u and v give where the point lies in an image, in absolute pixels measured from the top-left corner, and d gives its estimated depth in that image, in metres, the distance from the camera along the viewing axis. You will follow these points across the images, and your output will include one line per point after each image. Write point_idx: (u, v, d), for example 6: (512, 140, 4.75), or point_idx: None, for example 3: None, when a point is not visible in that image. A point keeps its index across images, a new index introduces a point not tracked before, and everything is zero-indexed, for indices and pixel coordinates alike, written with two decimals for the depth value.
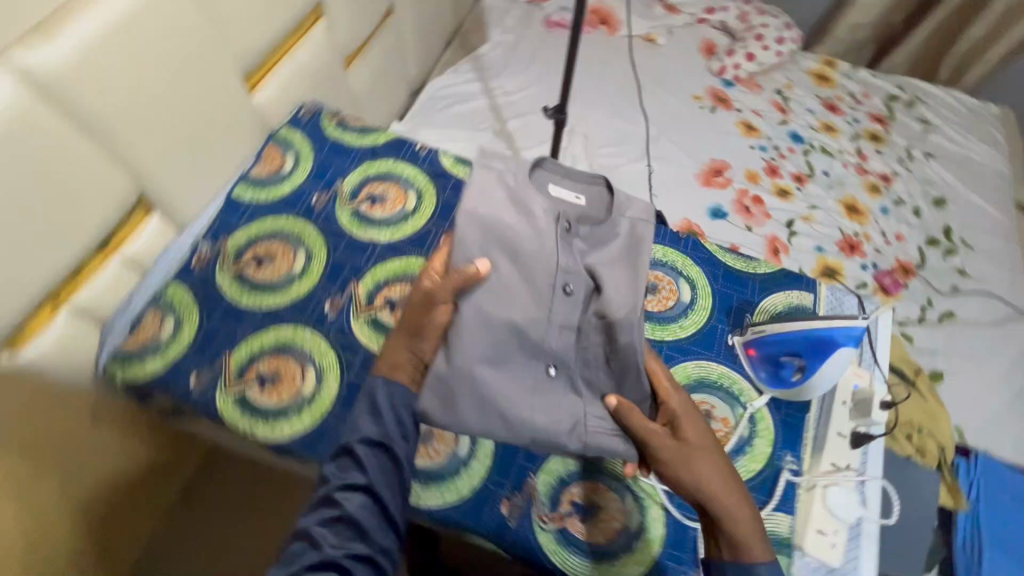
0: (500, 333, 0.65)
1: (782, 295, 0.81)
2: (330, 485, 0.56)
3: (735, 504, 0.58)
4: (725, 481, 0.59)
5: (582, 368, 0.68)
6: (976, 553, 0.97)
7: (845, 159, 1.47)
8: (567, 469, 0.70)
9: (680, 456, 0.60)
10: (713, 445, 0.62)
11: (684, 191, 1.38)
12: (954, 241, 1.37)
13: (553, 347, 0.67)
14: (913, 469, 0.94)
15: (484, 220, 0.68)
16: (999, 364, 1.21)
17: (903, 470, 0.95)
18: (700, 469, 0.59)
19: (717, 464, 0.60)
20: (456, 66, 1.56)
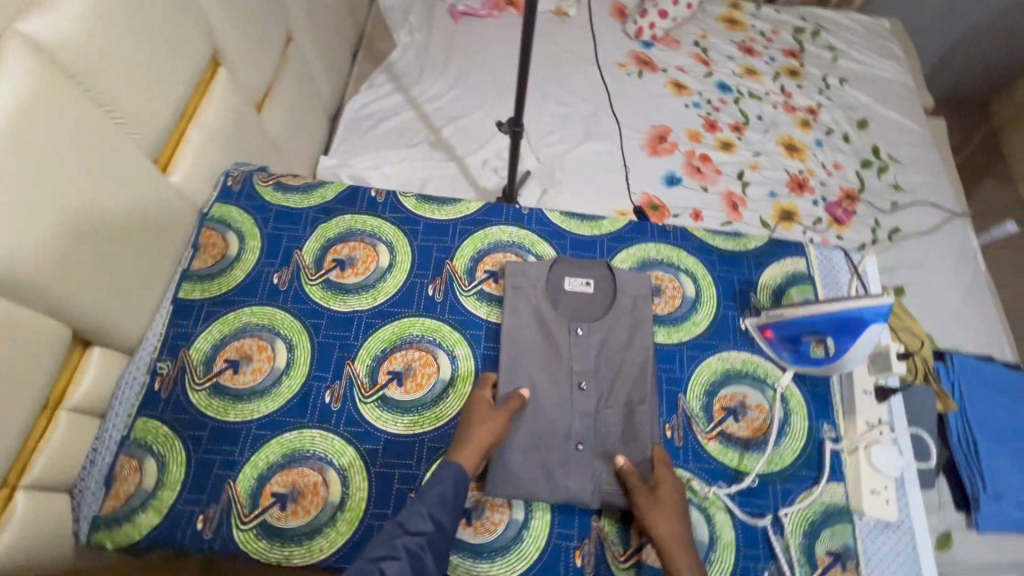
0: (536, 430, 0.69)
1: (778, 266, 0.83)
2: (400, 536, 0.57)
3: (684, 549, 0.61)
4: (682, 533, 0.62)
5: (597, 442, 0.69)
6: (973, 447, 1.05)
7: (772, 100, 1.51)
8: None
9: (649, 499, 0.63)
10: (682, 503, 0.64)
11: (635, 165, 1.37)
12: (884, 158, 1.46)
13: (576, 429, 0.69)
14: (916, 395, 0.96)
15: (511, 330, 0.75)
16: (946, 265, 1.31)
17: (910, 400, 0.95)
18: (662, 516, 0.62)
19: (679, 515, 0.63)
20: (370, 79, 1.44)
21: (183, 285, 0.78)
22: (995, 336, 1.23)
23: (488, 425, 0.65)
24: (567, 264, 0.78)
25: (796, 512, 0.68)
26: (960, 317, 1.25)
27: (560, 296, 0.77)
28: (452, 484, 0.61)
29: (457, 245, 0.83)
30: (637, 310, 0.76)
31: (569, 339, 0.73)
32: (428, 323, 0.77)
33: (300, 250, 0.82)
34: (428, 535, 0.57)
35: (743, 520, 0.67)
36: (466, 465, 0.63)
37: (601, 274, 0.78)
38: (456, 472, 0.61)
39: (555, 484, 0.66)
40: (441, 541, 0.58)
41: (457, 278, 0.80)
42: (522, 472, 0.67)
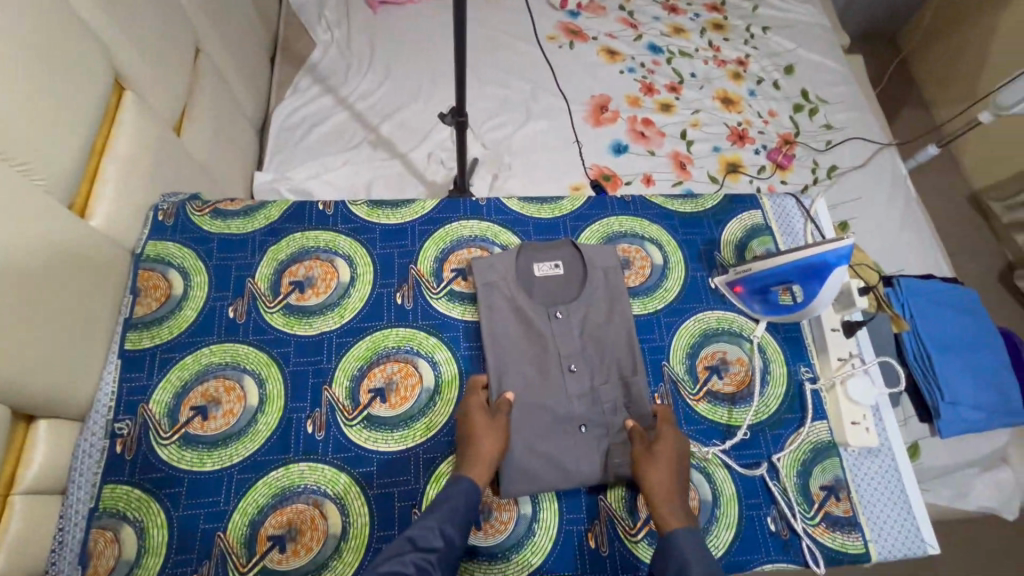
0: (537, 422, 0.68)
1: (736, 222, 0.85)
2: (411, 552, 0.54)
3: (675, 499, 0.60)
4: (676, 486, 0.61)
5: (601, 420, 0.69)
6: (928, 362, 1.11)
7: (703, 56, 1.53)
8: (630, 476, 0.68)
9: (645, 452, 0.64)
10: (680, 457, 0.64)
11: (582, 137, 1.36)
12: (813, 100, 1.51)
13: (577, 412, 0.69)
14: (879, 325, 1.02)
15: (490, 326, 0.73)
16: (882, 195, 1.38)
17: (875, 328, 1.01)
18: (654, 467, 0.62)
19: (676, 469, 0.62)
20: (294, 83, 1.36)
21: (129, 336, 0.71)
22: (933, 254, 1.31)
23: (491, 434, 0.64)
24: (532, 250, 0.77)
25: (787, 455, 0.71)
26: (901, 242, 1.32)
27: (533, 284, 0.76)
28: (464, 501, 0.59)
29: (419, 248, 0.80)
30: (609, 283, 0.76)
31: (551, 325, 0.73)
32: (403, 333, 0.74)
33: (252, 277, 0.77)
34: (439, 552, 0.55)
35: (740, 473, 0.69)
36: (477, 480, 0.61)
37: (568, 254, 0.77)
38: (467, 489, 0.60)
39: (568, 471, 0.66)
40: (451, 559, 0.56)
41: (425, 282, 0.77)
42: (534, 464, 0.66)
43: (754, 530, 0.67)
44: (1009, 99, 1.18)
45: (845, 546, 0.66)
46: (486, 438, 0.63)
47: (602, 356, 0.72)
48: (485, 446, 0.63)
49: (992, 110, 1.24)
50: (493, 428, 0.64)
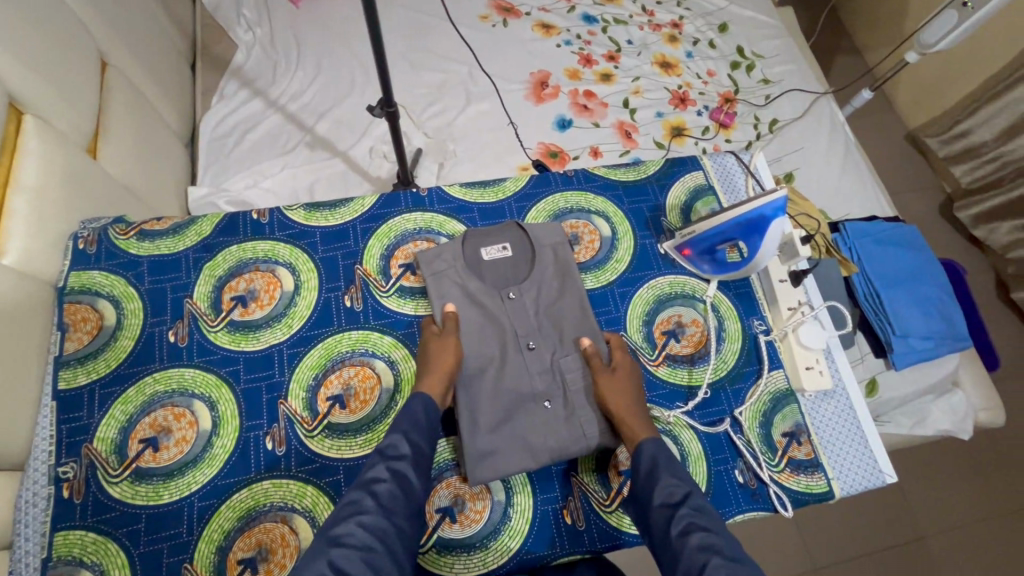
0: (502, 404, 0.67)
1: (680, 185, 0.85)
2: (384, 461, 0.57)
3: (638, 415, 0.63)
4: (635, 402, 0.65)
5: (564, 394, 0.68)
6: (878, 299, 1.15)
7: (637, 22, 1.53)
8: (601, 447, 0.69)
9: (602, 375, 0.66)
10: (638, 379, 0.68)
11: (525, 116, 1.34)
12: (749, 56, 1.53)
13: (539, 389, 0.68)
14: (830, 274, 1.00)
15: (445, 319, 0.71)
16: (822, 143, 1.41)
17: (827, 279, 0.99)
18: (614, 387, 0.65)
19: (633, 388, 0.66)
20: (219, 89, 1.29)
21: (63, 375, 0.67)
22: (875, 195, 1.36)
23: (444, 354, 0.66)
24: (477, 236, 0.75)
25: (748, 409, 0.72)
26: (844, 187, 1.36)
27: (481, 269, 0.74)
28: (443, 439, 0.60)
29: (363, 247, 0.77)
30: (558, 258, 0.76)
31: (503, 306, 0.72)
32: (356, 335, 0.72)
33: (190, 296, 0.73)
34: (409, 458, 0.58)
35: (705, 431, 0.71)
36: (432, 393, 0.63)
37: (514, 235, 0.76)
38: (424, 402, 0.62)
39: (539, 451, 0.65)
40: (423, 463, 0.59)
41: (373, 281, 0.75)
42: (503, 447, 0.65)
43: (724, 486, 0.68)
44: (932, 37, 1.21)
45: (810, 488, 0.69)
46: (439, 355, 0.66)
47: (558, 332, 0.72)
48: (438, 362, 0.65)
49: (917, 49, 1.28)
50: (448, 349, 0.66)
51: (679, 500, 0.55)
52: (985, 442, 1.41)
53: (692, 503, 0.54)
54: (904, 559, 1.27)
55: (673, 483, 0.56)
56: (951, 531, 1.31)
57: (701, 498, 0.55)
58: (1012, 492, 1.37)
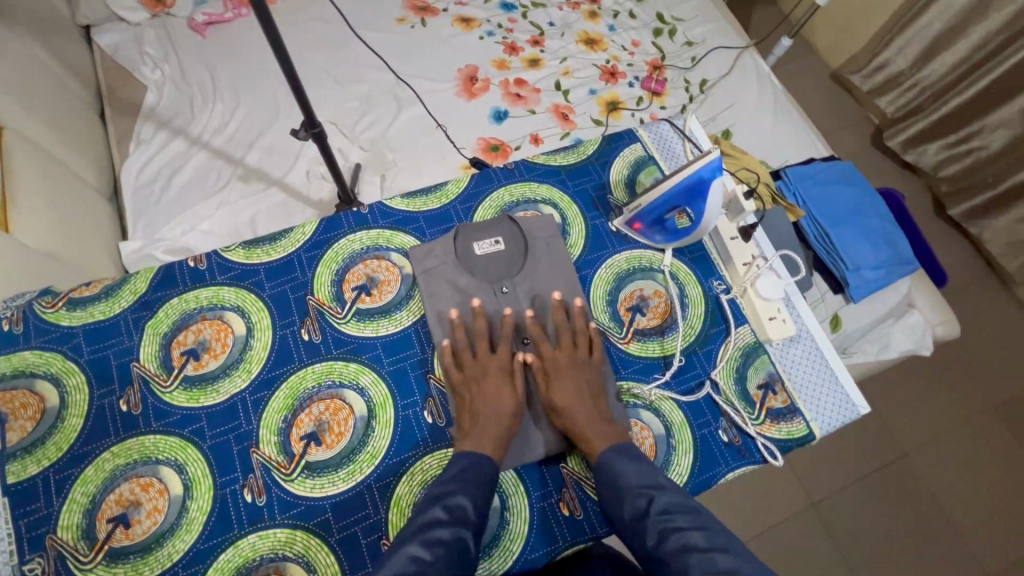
0: None
1: (620, 160, 0.85)
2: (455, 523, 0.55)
3: (593, 424, 0.64)
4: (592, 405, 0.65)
5: None
6: (827, 238, 1.20)
7: (556, 3, 1.52)
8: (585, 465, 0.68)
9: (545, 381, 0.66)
10: (573, 384, 0.66)
11: (459, 113, 1.32)
12: (669, 21, 1.54)
13: (532, 383, 0.69)
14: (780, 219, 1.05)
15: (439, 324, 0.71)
16: (753, 96, 1.44)
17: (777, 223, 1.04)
18: (565, 395, 0.64)
19: (586, 390, 0.66)
20: (134, 134, 1.22)
21: (10, 467, 0.63)
22: (810, 138, 1.40)
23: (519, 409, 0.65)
24: (471, 230, 0.74)
25: (722, 368, 0.73)
26: (780, 135, 1.39)
27: (473, 263, 0.73)
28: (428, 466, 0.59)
29: (311, 276, 0.75)
30: (550, 251, 0.75)
31: (499, 300, 0.72)
32: (320, 369, 0.70)
33: (136, 359, 0.69)
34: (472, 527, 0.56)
35: (685, 399, 0.71)
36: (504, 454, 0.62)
37: (507, 228, 0.75)
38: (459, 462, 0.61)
39: (532, 444, 0.66)
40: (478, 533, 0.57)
41: (328, 309, 0.73)
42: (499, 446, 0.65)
43: (712, 450, 0.69)
44: None
45: (791, 434, 0.71)
46: (499, 404, 0.64)
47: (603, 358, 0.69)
48: (498, 413, 0.64)
49: None
50: (507, 392, 0.65)
51: (645, 509, 0.56)
52: (945, 353, 1.49)
53: (658, 507, 0.56)
54: (893, 477, 1.34)
55: (641, 491, 0.58)
56: (935, 443, 1.38)
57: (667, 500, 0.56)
58: (976, 393, 1.45)
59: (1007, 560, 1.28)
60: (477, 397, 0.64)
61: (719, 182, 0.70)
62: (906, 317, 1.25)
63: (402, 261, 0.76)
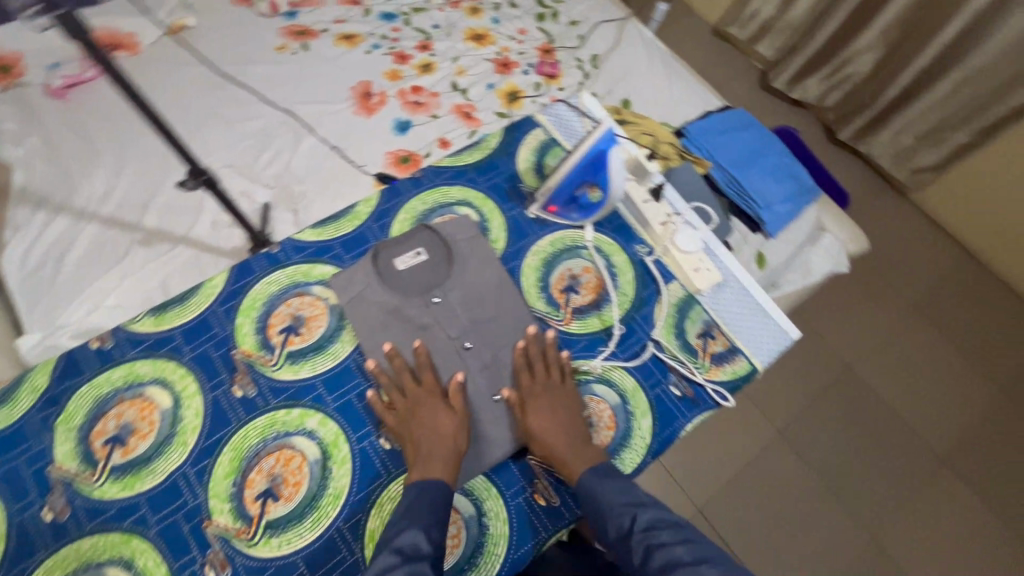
0: None
1: (524, 148, 0.86)
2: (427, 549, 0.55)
3: (575, 451, 0.64)
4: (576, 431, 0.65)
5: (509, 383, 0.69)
6: (736, 184, 1.26)
7: (436, 5, 1.51)
8: None
9: (523, 406, 0.66)
10: (558, 415, 0.66)
11: (362, 132, 1.29)
12: (549, 5, 1.57)
13: (481, 386, 0.68)
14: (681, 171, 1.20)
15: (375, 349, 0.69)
16: (643, 62, 1.49)
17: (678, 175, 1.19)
18: (546, 420, 0.65)
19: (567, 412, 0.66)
20: (8, 220, 1.10)
21: None
22: (703, 93, 1.47)
23: (458, 435, 0.64)
24: (389, 247, 0.73)
25: (662, 326, 0.76)
26: (675, 95, 1.45)
27: (398, 279, 0.71)
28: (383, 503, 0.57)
29: (231, 329, 0.70)
30: (474, 251, 0.75)
31: (432, 311, 0.70)
32: (261, 423, 0.66)
33: (52, 463, 0.63)
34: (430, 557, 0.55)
35: (633, 364, 0.73)
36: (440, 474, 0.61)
37: (426, 237, 0.74)
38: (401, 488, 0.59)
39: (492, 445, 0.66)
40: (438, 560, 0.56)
41: (257, 359, 0.69)
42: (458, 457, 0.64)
43: (668, 407, 0.71)
44: None
45: (736, 373, 0.75)
46: (443, 436, 0.63)
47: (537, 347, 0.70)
48: (442, 444, 0.62)
49: None
50: (446, 421, 0.64)
51: (630, 528, 0.60)
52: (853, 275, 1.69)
53: (642, 526, 0.60)
54: (834, 393, 1.55)
55: (623, 509, 0.60)
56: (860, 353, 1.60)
57: (648, 516, 0.61)
58: (879, 303, 1.69)
59: (934, 436, 1.54)
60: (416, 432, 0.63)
61: (615, 150, 0.74)
62: (820, 236, 1.34)
63: (325, 293, 0.73)
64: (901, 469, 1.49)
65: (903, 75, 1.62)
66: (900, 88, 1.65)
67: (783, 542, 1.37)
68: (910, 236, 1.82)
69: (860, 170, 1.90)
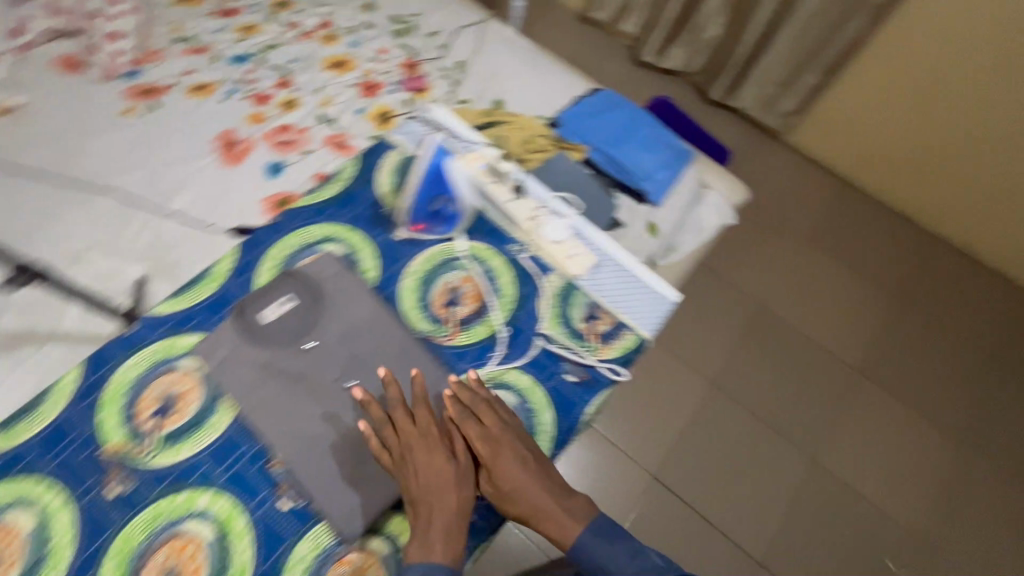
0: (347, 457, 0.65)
1: (382, 172, 0.85)
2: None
3: (561, 512, 0.66)
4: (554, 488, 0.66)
5: None
6: (614, 161, 1.31)
7: (288, 39, 1.47)
8: None
9: (495, 469, 0.65)
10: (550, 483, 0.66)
11: (232, 183, 1.23)
12: (405, 20, 1.56)
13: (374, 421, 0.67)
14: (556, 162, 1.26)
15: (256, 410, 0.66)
16: (507, 61, 1.52)
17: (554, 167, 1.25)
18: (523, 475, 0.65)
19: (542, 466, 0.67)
20: None
21: None
22: (570, 80, 1.51)
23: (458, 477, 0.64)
24: (252, 301, 0.70)
25: (548, 319, 0.77)
26: (544, 86, 1.48)
27: (267, 333, 0.69)
28: None
29: (94, 426, 0.65)
30: (344, 287, 0.73)
31: (309, 358, 0.68)
32: (145, 517, 0.62)
33: None
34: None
35: (525, 361, 0.74)
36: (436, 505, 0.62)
37: (291, 284, 0.72)
38: None
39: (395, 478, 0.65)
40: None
41: (130, 452, 0.64)
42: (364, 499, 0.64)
43: (567, 399, 0.73)
44: None
45: (626, 347, 0.77)
46: (444, 495, 0.62)
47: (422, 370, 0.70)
48: (445, 505, 0.62)
49: None
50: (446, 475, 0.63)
51: None
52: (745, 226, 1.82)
53: None
54: (754, 333, 1.68)
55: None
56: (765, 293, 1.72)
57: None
58: (776, 240, 1.83)
59: (843, 354, 1.69)
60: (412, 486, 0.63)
61: (456, 160, 0.82)
62: (703, 195, 1.41)
63: (194, 363, 0.69)
64: (825, 389, 1.64)
65: (749, 30, 1.76)
66: (749, 42, 1.79)
67: (736, 485, 1.48)
68: (791, 176, 1.97)
69: (735, 122, 2.04)
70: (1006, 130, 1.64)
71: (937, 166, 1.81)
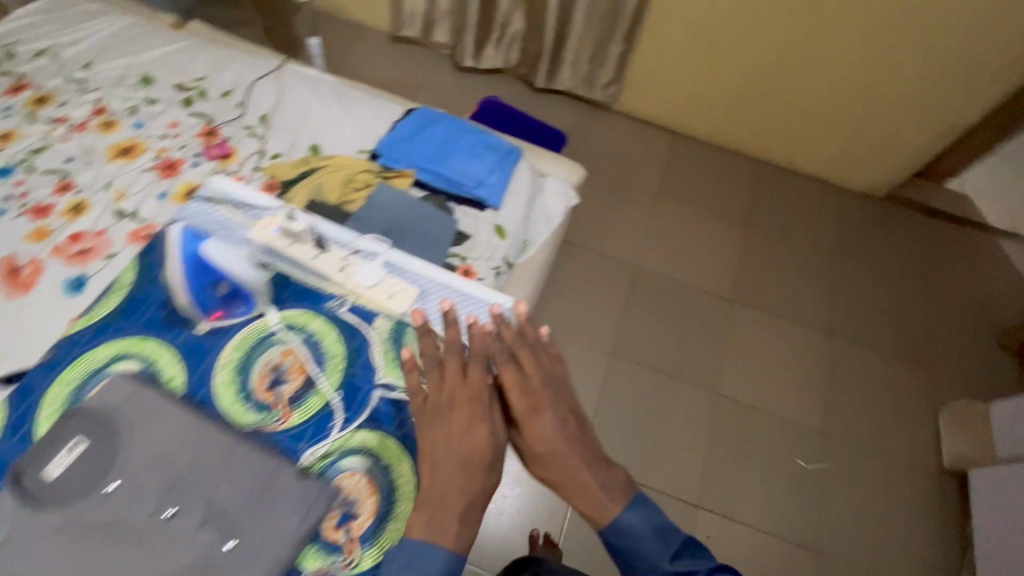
0: None
1: (164, 272, 0.84)
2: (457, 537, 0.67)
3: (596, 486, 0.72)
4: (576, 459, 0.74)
5: (238, 518, 0.67)
6: (442, 179, 1.33)
7: (58, 136, 1.31)
8: (319, 543, 0.70)
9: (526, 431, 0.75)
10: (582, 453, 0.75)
11: (27, 314, 1.08)
12: (193, 84, 1.45)
13: (206, 540, 0.65)
14: (388, 195, 1.22)
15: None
16: (315, 102, 1.46)
17: (387, 201, 1.21)
18: (542, 439, 0.75)
19: (564, 438, 0.75)
20: None
21: None
22: (385, 108, 1.49)
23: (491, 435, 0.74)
24: (33, 460, 0.65)
25: (385, 367, 0.82)
26: (360, 120, 1.44)
27: (58, 489, 0.64)
28: None
29: None
30: (142, 412, 0.70)
31: (114, 499, 0.65)
32: None
33: None
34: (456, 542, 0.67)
35: (368, 419, 0.78)
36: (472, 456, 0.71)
37: (76, 427, 0.67)
38: None
39: None
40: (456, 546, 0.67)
41: None
42: None
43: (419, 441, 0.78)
44: None
45: None
46: (469, 453, 0.71)
47: (248, 463, 0.70)
48: (463, 472, 0.70)
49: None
50: (473, 433, 0.73)
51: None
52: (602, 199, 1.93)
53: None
54: (634, 294, 1.79)
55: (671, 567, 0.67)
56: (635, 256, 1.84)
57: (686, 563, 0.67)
58: (630, 204, 1.95)
59: (717, 289, 1.84)
60: (438, 446, 0.72)
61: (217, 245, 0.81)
62: (537, 180, 1.47)
63: None
64: (708, 325, 1.77)
65: (548, 19, 1.85)
66: (552, 27, 1.87)
67: (661, 440, 1.56)
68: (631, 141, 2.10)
69: (565, 103, 2.13)
70: (781, 68, 1.85)
71: (741, 106, 2.00)
